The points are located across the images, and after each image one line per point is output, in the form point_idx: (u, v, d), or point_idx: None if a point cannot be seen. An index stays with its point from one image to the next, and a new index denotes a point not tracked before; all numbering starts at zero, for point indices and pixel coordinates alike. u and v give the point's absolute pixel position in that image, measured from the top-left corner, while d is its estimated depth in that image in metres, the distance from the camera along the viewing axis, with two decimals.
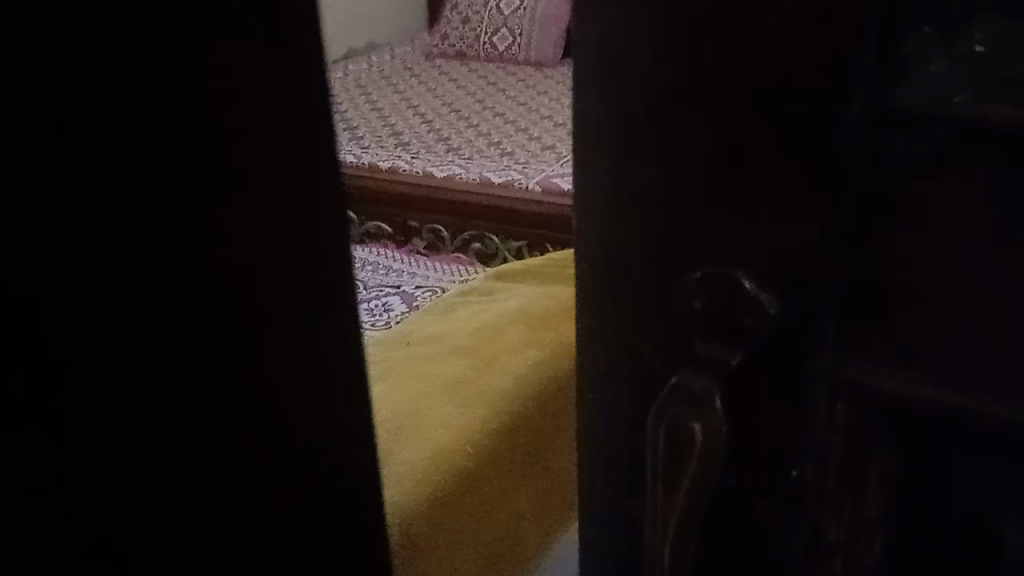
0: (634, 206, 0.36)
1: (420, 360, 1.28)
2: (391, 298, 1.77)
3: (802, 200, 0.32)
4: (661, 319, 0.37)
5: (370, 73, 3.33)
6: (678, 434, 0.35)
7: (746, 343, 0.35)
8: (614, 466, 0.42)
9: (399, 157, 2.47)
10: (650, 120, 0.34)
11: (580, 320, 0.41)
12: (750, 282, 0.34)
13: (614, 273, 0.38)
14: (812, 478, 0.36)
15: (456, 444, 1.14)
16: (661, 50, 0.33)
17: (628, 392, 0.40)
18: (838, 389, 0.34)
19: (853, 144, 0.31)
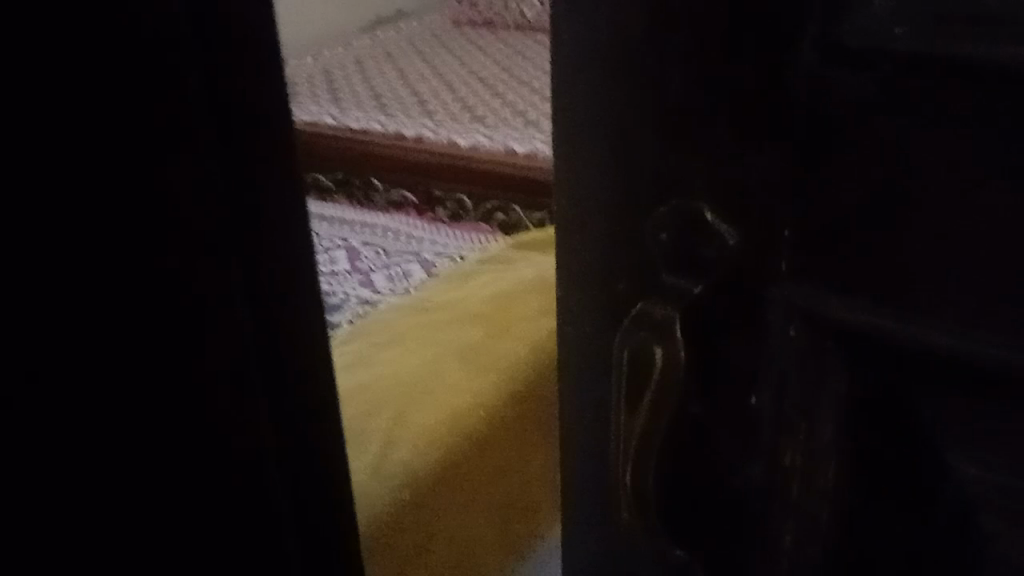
0: (605, 140, 0.38)
1: (438, 325, 1.31)
2: (410, 264, 1.79)
3: (757, 131, 0.34)
4: (630, 251, 0.39)
5: (399, 42, 3.34)
6: (642, 356, 0.38)
7: (707, 272, 0.37)
8: (589, 401, 0.44)
9: (424, 126, 2.48)
10: (618, 60, 0.36)
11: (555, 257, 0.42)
12: (711, 212, 0.36)
13: (587, 209, 0.39)
14: (769, 404, 0.38)
15: (469, 408, 1.17)
16: None
17: (600, 325, 0.41)
18: (791, 315, 0.36)
19: (803, 75, 0.32)
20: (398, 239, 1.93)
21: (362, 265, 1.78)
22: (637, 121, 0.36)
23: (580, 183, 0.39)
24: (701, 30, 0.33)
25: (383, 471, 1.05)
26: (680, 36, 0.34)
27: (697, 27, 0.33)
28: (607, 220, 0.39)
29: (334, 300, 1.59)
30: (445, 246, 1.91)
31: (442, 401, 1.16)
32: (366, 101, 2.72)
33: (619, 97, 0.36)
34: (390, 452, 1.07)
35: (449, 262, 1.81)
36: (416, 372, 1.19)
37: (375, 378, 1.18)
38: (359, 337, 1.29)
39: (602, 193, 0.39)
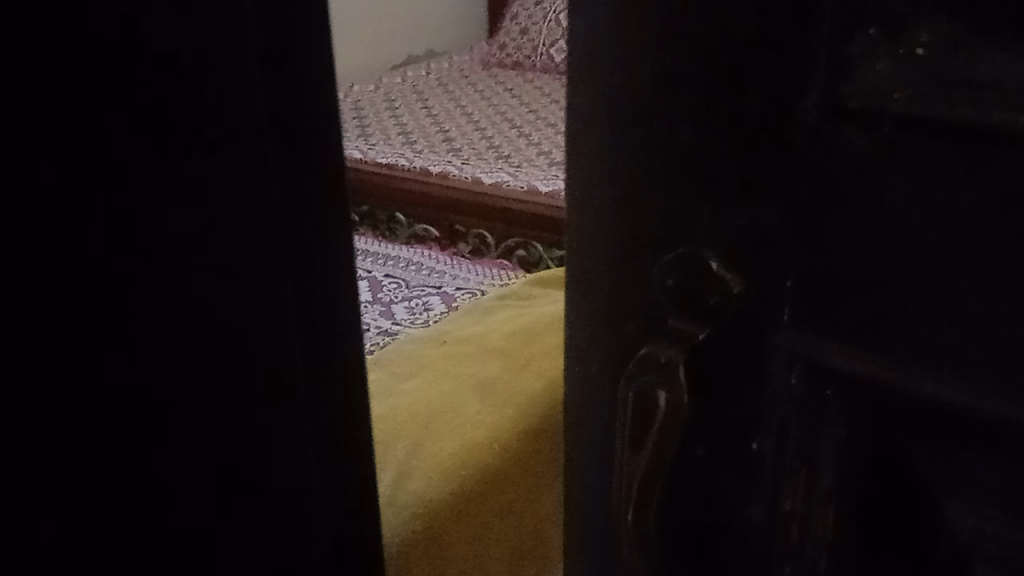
0: (617, 188, 0.39)
1: (457, 359, 1.33)
2: (432, 297, 1.82)
3: (760, 185, 0.35)
4: (638, 295, 0.40)
5: (429, 79, 3.41)
6: (645, 399, 0.39)
7: (711, 319, 0.38)
8: (595, 440, 0.44)
9: (450, 162, 2.53)
10: (632, 111, 0.37)
11: (567, 296, 0.44)
12: (716, 262, 0.37)
13: (598, 254, 0.41)
14: (770, 449, 0.39)
15: (485, 442, 1.17)
16: (642, 48, 0.36)
17: (609, 365, 0.42)
18: (792, 363, 0.37)
19: (805, 132, 0.33)
20: (420, 272, 1.96)
21: (384, 297, 1.81)
22: (650, 169, 0.38)
23: (593, 226, 0.41)
24: (714, 85, 0.35)
25: (399, 503, 1.07)
26: (693, 89, 0.35)
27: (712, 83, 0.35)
28: (616, 262, 0.40)
29: None
30: (466, 280, 1.93)
31: (458, 434, 1.17)
32: (395, 136, 2.78)
33: (630, 147, 0.38)
34: (406, 486, 1.09)
35: (469, 297, 1.83)
36: (433, 406, 1.21)
37: (393, 410, 1.19)
38: (379, 368, 1.31)
39: (610, 236, 0.40)
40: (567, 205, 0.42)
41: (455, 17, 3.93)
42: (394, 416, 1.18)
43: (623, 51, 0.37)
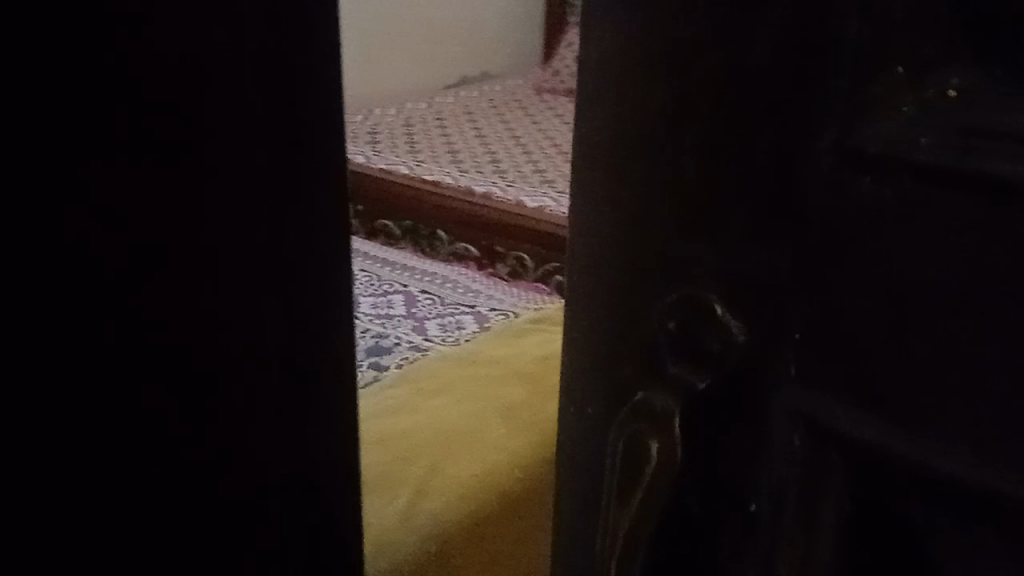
0: (621, 220, 0.37)
1: (481, 381, 1.31)
2: (465, 317, 1.80)
3: (770, 229, 0.33)
4: (636, 334, 0.38)
5: (482, 100, 3.43)
6: (634, 450, 0.37)
7: (713, 368, 0.35)
8: (584, 484, 0.42)
9: (496, 183, 2.53)
10: (633, 140, 0.36)
11: (564, 329, 0.41)
12: (721, 305, 0.35)
13: (597, 288, 0.39)
14: (768, 513, 0.36)
15: (504, 467, 1.15)
16: (652, 76, 0.34)
17: (603, 405, 0.40)
18: (794, 423, 0.34)
19: (819, 176, 0.31)
20: (455, 290, 1.95)
21: (418, 312, 1.80)
22: (652, 200, 0.36)
23: (591, 257, 0.38)
24: (718, 114, 0.33)
25: (414, 520, 1.04)
26: (698, 118, 0.33)
27: (718, 111, 0.33)
28: (615, 298, 0.38)
29: (387, 343, 1.62)
30: (501, 301, 1.91)
31: (478, 455, 1.15)
32: (442, 154, 2.80)
33: (637, 177, 0.36)
34: (420, 504, 1.06)
35: (502, 319, 1.80)
36: (456, 427, 1.19)
37: (413, 426, 1.18)
38: (405, 383, 1.30)
39: (609, 269, 0.38)
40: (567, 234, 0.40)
41: (513, 41, 3.94)
42: (415, 433, 1.16)
43: (627, 76, 0.35)
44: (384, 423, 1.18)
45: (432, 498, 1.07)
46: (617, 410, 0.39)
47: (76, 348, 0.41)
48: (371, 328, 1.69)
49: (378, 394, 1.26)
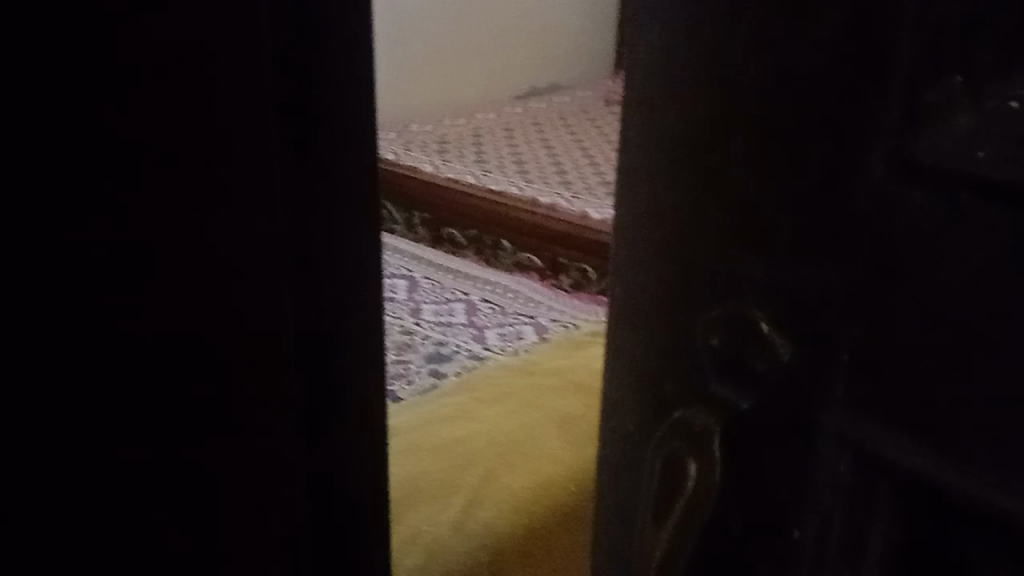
0: (665, 231, 0.36)
1: (539, 392, 1.30)
2: (526, 327, 1.80)
3: (819, 245, 0.32)
4: (678, 349, 0.37)
5: (551, 111, 3.44)
6: (672, 467, 0.37)
7: (757, 388, 0.34)
8: (622, 498, 0.41)
9: (562, 195, 2.52)
10: (680, 151, 0.35)
11: (607, 339, 0.40)
12: (765, 323, 0.34)
13: (640, 299, 0.38)
14: (812, 541, 0.35)
15: (559, 481, 1.13)
16: (698, 82, 0.33)
17: (643, 417, 0.39)
18: (841, 448, 0.33)
19: (870, 190, 0.30)
20: (517, 300, 1.95)
21: (478, 320, 1.81)
22: (699, 213, 0.35)
23: (636, 268, 0.38)
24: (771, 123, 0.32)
25: (464, 530, 1.03)
26: (749, 129, 0.32)
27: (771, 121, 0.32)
28: (657, 312, 0.37)
29: (447, 351, 1.63)
30: (562, 312, 1.90)
31: (533, 467, 1.14)
32: (509, 164, 2.81)
33: (682, 187, 0.35)
34: (474, 513, 1.06)
35: (561, 330, 1.80)
36: (512, 438, 1.19)
37: (471, 433, 1.19)
38: (462, 390, 1.31)
39: (652, 283, 0.37)
40: (612, 243, 0.39)
41: (584, 53, 3.93)
42: (472, 441, 1.17)
43: (678, 84, 0.34)
44: (441, 430, 1.19)
45: (485, 508, 1.07)
46: (657, 425, 0.38)
47: None
48: (431, 335, 1.71)
49: (435, 400, 1.27)
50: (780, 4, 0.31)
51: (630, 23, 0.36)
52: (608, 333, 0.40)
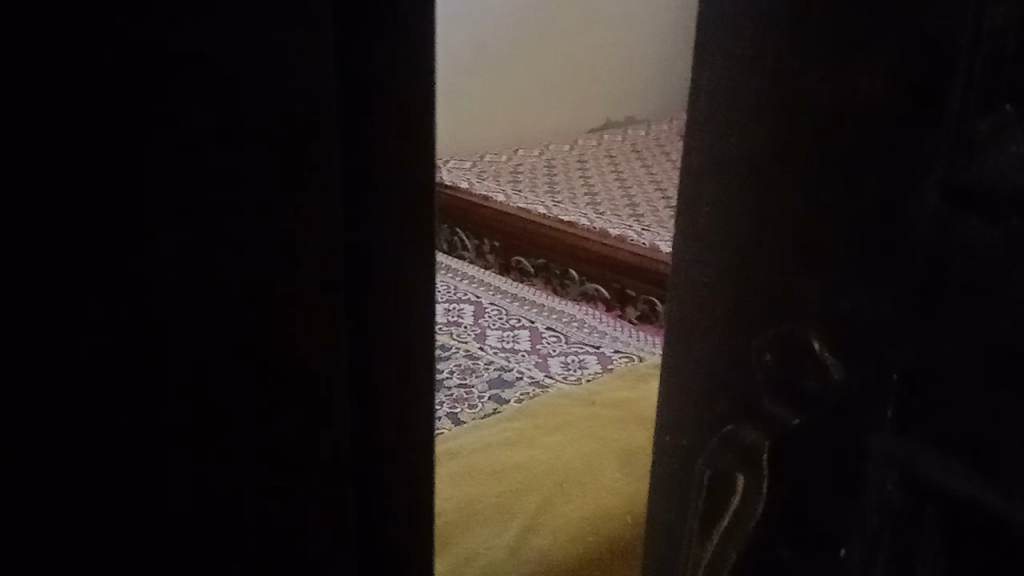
0: (726, 252, 0.37)
1: (599, 422, 1.31)
2: (589, 357, 1.81)
3: (871, 269, 0.32)
4: (735, 368, 0.38)
5: (623, 144, 3.45)
6: (721, 481, 0.39)
7: (809, 408, 0.35)
8: (671, 511, 0.43)
9: (631, 228, 2.53)
10: (738, 176, 0.36)
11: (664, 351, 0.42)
12: (817, 343, 0.34)
13: (700, 317, 0.39)
14: (859, 563, 0.35)
15: (617, 511, 1.13)
16: (762, 108, 0.35)
17: (694, 432, 0.40)
18: (889, 470, 0.33)
19: (923, 215, 0.31)
20: (582, 329, 1.96)
21: (542, 349, 1.82)
22: (755, 235, 0.36)
23: (696, 285, 0.39)
24: (827, 151, 0.33)
25: (520, 556, 1.04)
26: (807, 156, 0.34)
27: (830, 150, 0.33)
28: (713, 328, 0.39)
29: (510, 378, 1.65)
30: (626, 344, 1.90)
31: (591, 497, 1.14)
32: (580, 197, 2.83)
33: (742, 209, 0.36)
34: (528, 540, 1.06)
35: (626, 362, 1.79)
36: (572, 470, 1.19)
37: (530, 461, 1.20)
38: (525, 417, 1.32)
39: (708, 301, 0.39)
40: (672, 263, 0.40)
41: (660, 88, 3.94)
42: (528, 468, 1.18)
43: (740, 114, 0.36)
44: (503, 456, 1.20)
45: (542, 536, 1.07)
46: (710, 441, 0.39)
47: (64, 404, 0.33)
48: (494, 361, 1.72)
49: (496, 426, 1.29)
50: (837, 45, 0.32)
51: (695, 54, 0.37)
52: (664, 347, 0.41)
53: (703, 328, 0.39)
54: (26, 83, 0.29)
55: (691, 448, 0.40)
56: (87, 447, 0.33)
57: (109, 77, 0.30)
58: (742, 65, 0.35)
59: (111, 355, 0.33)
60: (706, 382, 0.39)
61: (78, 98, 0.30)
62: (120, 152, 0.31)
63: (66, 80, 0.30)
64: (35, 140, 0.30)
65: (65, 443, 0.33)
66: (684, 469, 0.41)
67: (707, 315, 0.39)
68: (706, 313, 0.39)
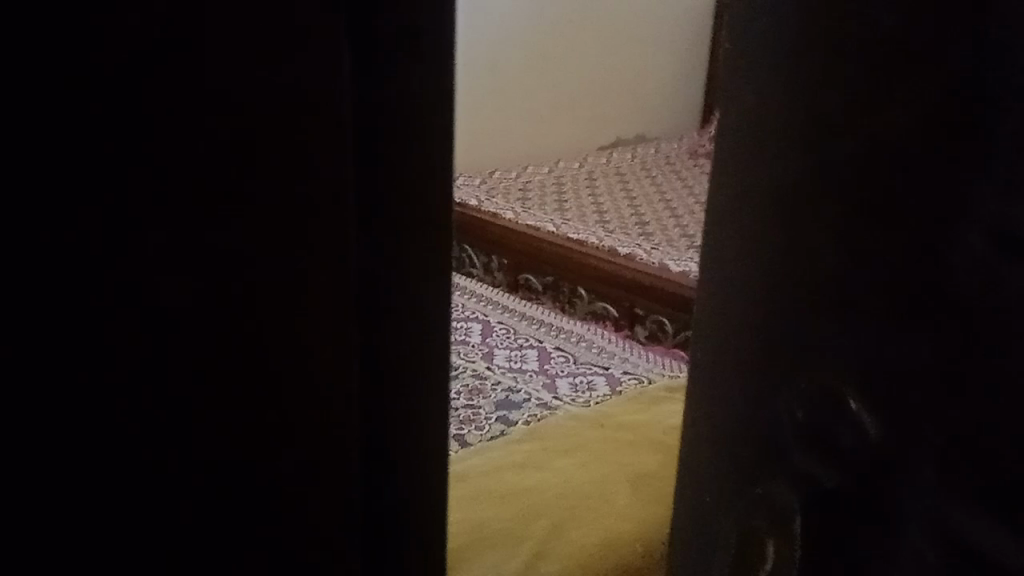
0: (750, 299, 0.36)
1: (610, 446, 1.28)
2: (598, 377, 1.79)
3: (910, 315, 0.31)
4: (761, 420, 0.37)
5: (632, 162, 3.45)
6: (751, 540, 0.37)
7: (844, 467, 0.33)
8: (699, 562, 0.42)
9: (640, 246, 2.51)
10: (767, 217, 0.35)
11: (690, 393, 0.42)
12: (854, 400, 0.33)
13: (724, 360, 0.38)
14: None
15: (627, 538, 1.10)
16: (786, 147, 0.34)
17: (718, 482, 0.39)
18: (928, 530, 0.31)
19: (967, 262, 0.29)
20: (591, 349, 1.94)
21: (550, 369, 1.80)
22: (781, 283, 0.35)
23: (719, 329, 0.38)
24: (869, 181, 0.31)
25: None
26: (833, 202, 0.32)
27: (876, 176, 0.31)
28: (738, 376, 0.38)
29: (517, 398, 1.63)
30: (635, 365, 1.87)
31: (600, 524, 1.11)
32: (589, 215, 2.81)
33: (766, 254, 0.35)
34: (538, 568, 1.03)
35: (635, 383, 1.77)
36: (582, 492, 1.16)
37: (540, 483, 1.17)
38: (534, 440, 1.30)
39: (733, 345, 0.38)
40: (699, 303, 0.40)
41: (670, 106, 3.93)
42: (539, 490, 1.16)
43: (768, 148, 0.35)
44: (512, 480, 1.18)
45: (552, 563, 1.05)
46: (738, 496, 0.38)
47: (61, 435, 0.31)
48: (502, 381, 1.70)
49: (507, 449, 1.27)
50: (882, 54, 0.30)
51: (728, 76, 0.37)
52: (688, 387, 0.42)
53: (723, 373, 0.39)
54: (20, 77, 0.28)
55: (709, 496, 0.40)
56: (85, 465, 0.32)
57: (109, 79, 0.29)
58: (776, 93, 0.34)
59: (106, 370, 0.32)
60: (735, 435, 0.38)
61: (75, 95, 0.29)
62: (114, 155, 0.30)
63: (66, 96, 0.29)
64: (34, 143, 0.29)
65: (62, 468, 0.31)
66: (710, 519, 0.40)
67: (732, 361, 0.38)
68: (729, 357, 0.38)
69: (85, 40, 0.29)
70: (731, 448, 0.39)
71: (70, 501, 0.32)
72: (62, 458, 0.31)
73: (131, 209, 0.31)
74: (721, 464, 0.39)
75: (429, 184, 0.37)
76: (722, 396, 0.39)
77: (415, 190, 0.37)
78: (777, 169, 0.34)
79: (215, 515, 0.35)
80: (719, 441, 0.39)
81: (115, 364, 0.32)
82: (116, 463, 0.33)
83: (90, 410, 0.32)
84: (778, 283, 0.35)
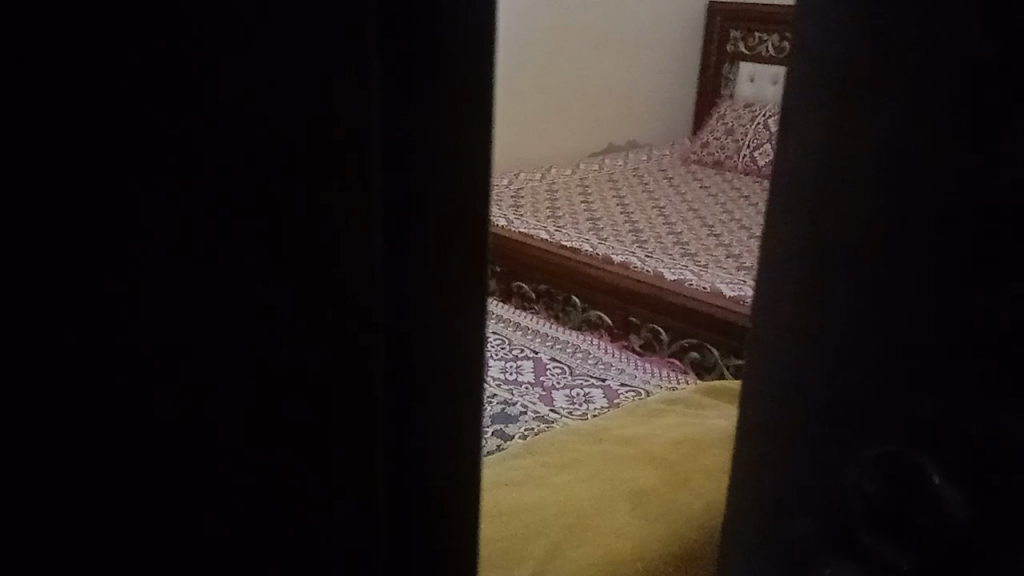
0: (819, 344, 0.35)
1: (610, 460, 1.24)
2: (595, 389, 1.75)
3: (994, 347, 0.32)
4: (828, 484, 0.37)
5: (623, 168, 3.42)
6: None
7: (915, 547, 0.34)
8: None
9: (635, 253, 2.48)
10: (843, 280, 0.34)
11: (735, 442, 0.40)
12: (938, 475, 0.33)
13: (789, 405, 0.37)
14: None
15: (627, 557, 1.06)
16: (867, 190, 0.33)
17: (773, 542, 0.39)
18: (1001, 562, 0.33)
19: None
20: (586, 359, 1.90)
21: (546, 381, 1.76)
22: (842, 368, 0.35)
23: (779, 371, 0.37)
24: (929, 229, 0.32)
25: None
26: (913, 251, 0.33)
27: (948, 229, 0.32)
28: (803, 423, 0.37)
29: (513, 412, 1.59)
30: (632, 376, 1.83)
31: (600, 542, 1.07)
32: (583, 222, 2.77)
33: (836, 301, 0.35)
34: None
35: (633, 395, 1.73)
36: (581, 508, 1.12)
37: (537, 501, 1.13)
38: (528, 455, 1.26)
39: (772, 423, 0.38)
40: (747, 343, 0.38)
41: (663, 112, 3.90)
42: (537, 507, 1.12)
43: (821, 229, 0.34)
44: (507, 497, 1.14)
45: None
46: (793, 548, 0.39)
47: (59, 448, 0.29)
48: (498, 394, 1.67)
49: (504, 463, 1.23)
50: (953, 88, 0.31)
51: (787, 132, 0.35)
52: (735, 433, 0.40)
53: (781, 420, 0.37)
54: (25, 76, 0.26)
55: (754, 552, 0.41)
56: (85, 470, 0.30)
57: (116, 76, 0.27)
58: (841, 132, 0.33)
59: (110, 372, 0.30)
60: (792, 497, 0.38)
61: (75, 93, 0.27)
62: (121, 143, 0.28)
63: (62, 102, 0.27)
64: (34, 134, 0.26)
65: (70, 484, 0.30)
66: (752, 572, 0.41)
67: (798, 408, 0.37)
68: (795, 403, 0.37)
69: (69, 34, 0.26)
70: (788, 513, 0.38)
71: (63, 507, 0.30)
72: (55, 461, 0.29)
73: (139, 176, 0.28)
74: (778, 524, 0.39)
75: (467, 204, 0.36)
76: (782, 451, 0.38)
77: (458, 208, 0.35)
78: (862, 211, 0.33)
79: (211, 526, 0.33)
80: (766, 494, 0.39)
81: (113, 364, 0.30)
82: (111, 472, 0.30)
83: (104, 435, 0.30)
84: (860, 325, 0.35)
